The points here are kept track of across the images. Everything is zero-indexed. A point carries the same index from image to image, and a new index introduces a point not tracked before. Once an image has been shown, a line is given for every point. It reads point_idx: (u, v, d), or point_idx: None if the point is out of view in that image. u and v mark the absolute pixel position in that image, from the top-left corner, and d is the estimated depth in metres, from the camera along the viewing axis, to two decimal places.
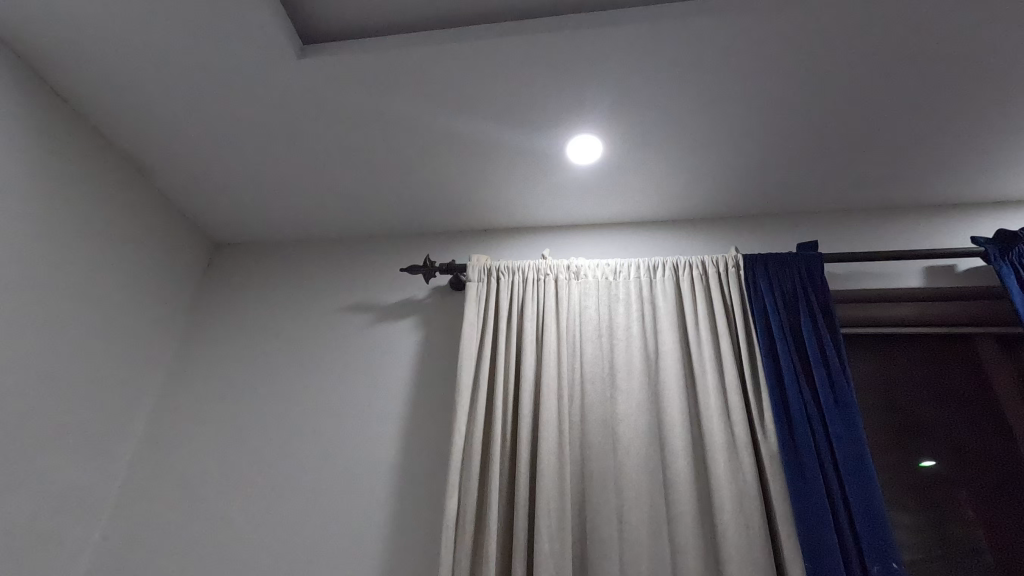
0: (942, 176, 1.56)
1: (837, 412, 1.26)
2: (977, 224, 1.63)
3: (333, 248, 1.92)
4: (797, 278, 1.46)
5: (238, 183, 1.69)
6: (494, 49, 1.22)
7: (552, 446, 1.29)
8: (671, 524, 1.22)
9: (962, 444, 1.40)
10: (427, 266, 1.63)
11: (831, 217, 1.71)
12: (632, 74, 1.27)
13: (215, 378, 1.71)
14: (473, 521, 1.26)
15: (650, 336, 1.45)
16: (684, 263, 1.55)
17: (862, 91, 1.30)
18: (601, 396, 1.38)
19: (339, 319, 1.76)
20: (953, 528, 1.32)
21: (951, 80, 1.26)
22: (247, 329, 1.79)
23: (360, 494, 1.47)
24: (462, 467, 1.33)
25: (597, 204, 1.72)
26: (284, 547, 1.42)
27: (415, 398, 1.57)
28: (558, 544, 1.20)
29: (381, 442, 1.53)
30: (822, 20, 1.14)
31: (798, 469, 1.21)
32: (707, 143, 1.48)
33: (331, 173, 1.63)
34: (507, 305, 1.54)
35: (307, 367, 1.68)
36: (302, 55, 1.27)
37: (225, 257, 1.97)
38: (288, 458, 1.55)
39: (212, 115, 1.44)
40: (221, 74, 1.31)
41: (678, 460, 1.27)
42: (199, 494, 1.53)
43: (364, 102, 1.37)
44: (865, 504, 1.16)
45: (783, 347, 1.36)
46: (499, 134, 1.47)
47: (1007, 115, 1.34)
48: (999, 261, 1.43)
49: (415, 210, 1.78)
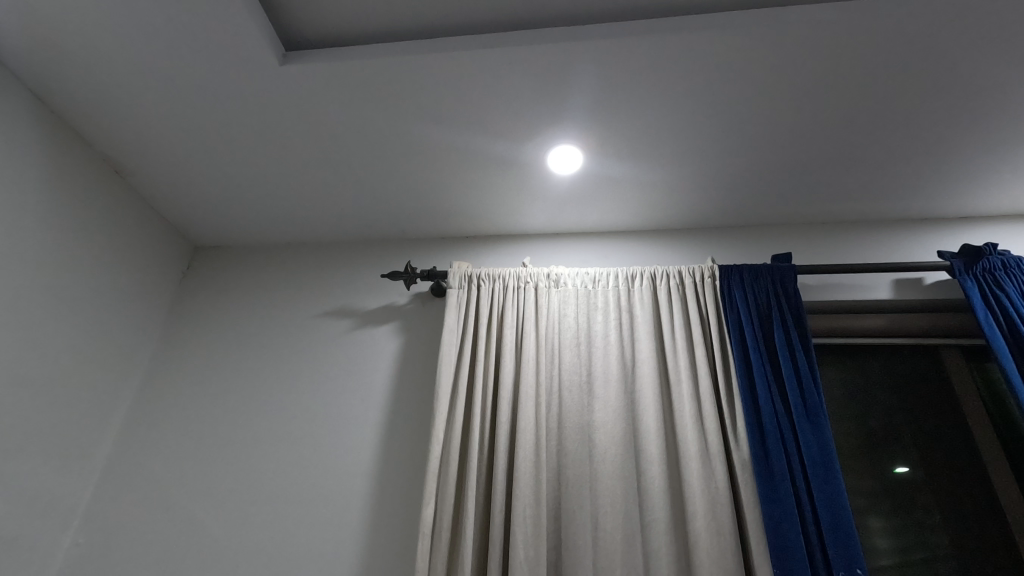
0: (910, 192, 1.61)
1: (807, 421, 1.29)
2: (945, 239, 1.68)
3: (315, 252, 1.91)
4: (771, 289, 1.49)
5: (219, 187, 1.68)
6: (476, 60, 1.24)
7: (529, 452, 1.31)
8: (644, 530, 1.24)
9: (930, 451, 1.44)
10: (408, 273, 1.64)
11: (805, 230, 1.75)
12: (612, 87, 1.30)
13: (194, 383, 1.70)
14: (450, 527, 1.27)
15: (627, 345, 1.48)
16: (662, 272, 1.58)
17: (834, 107, 1.34)
18: (578, 404, 1.40)
19: (319, 324, 1.75)
20: (923, 532, 1.36)
21: (919, 99, 1.30)
22: (227, 333, 1.78)
23: (338, 500, 1.46)
24: (439, 473, 1.33)
25: (578, 213, 1.75)
26: (260, 553, 1.41)
27: (394, 404, 1.57)
28: (533, 550, 1.21)
29: (360, 448, 1.53)
30: (796, 40, 1.17)
31: (768, 476, 1.24)
32: (685, 155, 1.51)
33: (314, 179, 1.63)
34: (487, 313, 1.55)
35: (286, 372, 1.68)
36: (285, 62, 1.27)
37: (206, 259, 1.95)
38: (265, 463, 1.54)
39: (193, 119, 1.43)
40: (202, 78, 1.31)
41: (652, 466, 1.29)
42: (174, 499, 1.52)
43: (346, 108, 1.38)
44: (833, 510, 1.18)
45: (756, 356, 1.38)
46: (482, 143, 1.48)
47: (971, 134, 1.39)
48: (964, 275, 1.47)
49: (398, 217, 1.79)
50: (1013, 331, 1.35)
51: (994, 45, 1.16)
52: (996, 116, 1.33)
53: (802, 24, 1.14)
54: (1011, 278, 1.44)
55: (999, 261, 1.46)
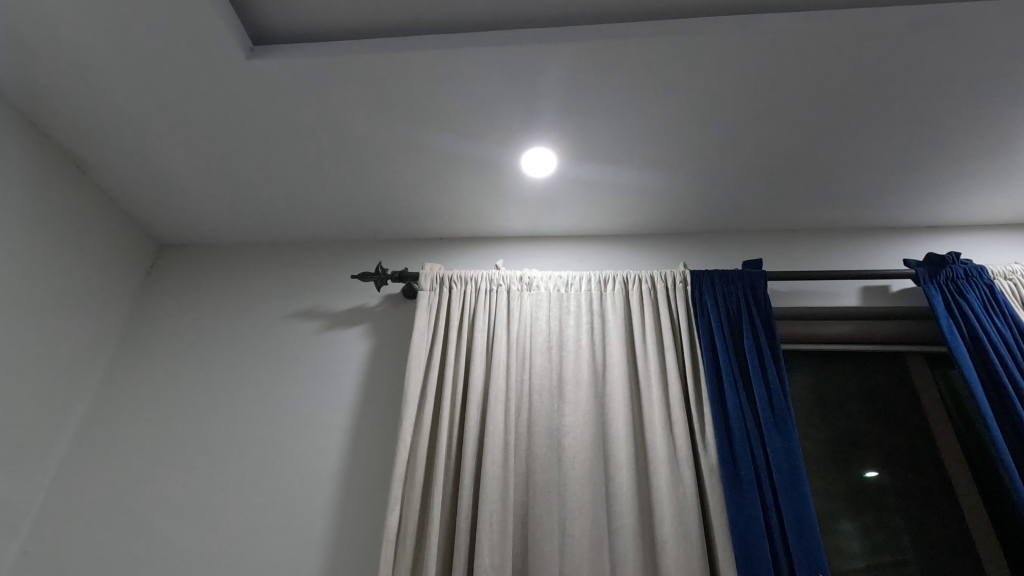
0: (876, 200, 1.64)
1: (774, 426, 1.29)
2: (909, 248, 1.71)
3: (284, 252, 1.87)
4: (741, 295, 1.50)
5: (184, 183, 1.64)
6: (447, 59, 1.22)
7: (497, 456, 1.29)
8: (612, 536, 1.22)
9: (894, 455, 1.46)
10: (379, 273, 1.62)
11: (775, 236, 1.77)
12: (584, 90, 1.29)
13: (153, 385, 1.65)
14: (415, 533, 1.25)
15: (599, 349, 1.47)
16: (634, 276, 1.58)
17: (803, 114, 1.35)
18: (549, 408, 1.39)
19: (287, 325, 1.71)
20: (888, 536, 1.37)
21: (885, 109, 1.32)
22: (191, 334, 1.73)
23: (302, 504, 1.43)
24: (405, 478, 1.31)
25: (551, 216, 1.74)
26: (218, 562, 1.37)
27: (362, 407, 1.55)
28: (499, 556, 1.19)
29: (325, 452, 1.49)
30: (766, 46, 1.17)
31: (735, 481, 1.24)
32: (657, 160, 1.51)
33: (284, 177, 1.60)
34: (458, 316, 1.53)
35: (251, 374, 1.64)
36: (252, 56, 1.24)
37: (171, 258, 1.90)
38: (227, 468, 1.50)
39: (156, 112, 1.38)
40: (165, 71, 1.27)
41: (621, 471, 1.28)
42: (129, 506, 1.46)
43: (316, 105, 1.35)
44: (797, 515, 1.19)
45: (725, 362, 1.39)
46: (455, 144, 1.47)
47: (935, 144, 1.42)
48: (928, 283, 1.49)
49: (369, 217, 1.76)
50: (975, 339, 1.38)
51: (955, 58, 1.18)
52: (959, 128, 1.37)
53: (771, 31, 1.14)
54: (973, 286, 1.47)
55: (961, 270, 1.49)
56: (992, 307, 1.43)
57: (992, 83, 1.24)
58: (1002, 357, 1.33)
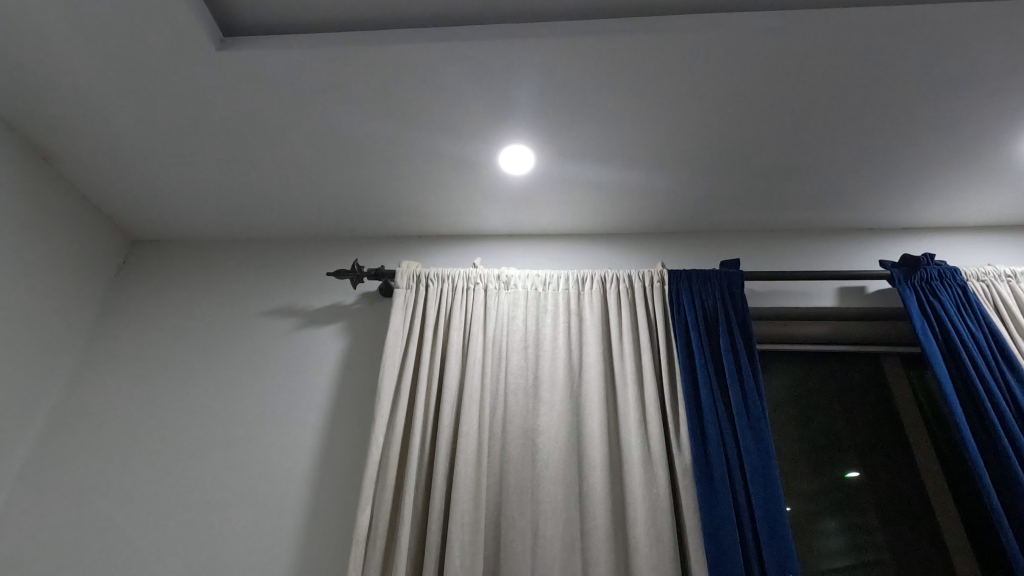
0: (853, 201, 1.64)
1: (748, 426, 1.29)
2: (886, 249, 1.72)
3: (261, 248, 1.85)
4: (717, 294, 1.50)
5: (156, 177, 1.61)
6: (422, 54, 1.20)
7: (470, 456, 1.28)
8: (584, 537, 1.21)
9: (869, 455, 1.46)
10: (355, 271, 1.59)
11: (754, 237, 1.77)
12: (561, 87, 1.28)
13: (123, 384, 1.61)
14: (386, 534, 1.23)
15: (576, 348, 1.46)
16: (612, 276, 1.57)
17: (779, 115, 1.35)
18: (523, 407, 1.38)
19: (261, 323, 1.69)
20: (862, 535, 1.37)
21: (861, 110, 1.32)
22: (163, 331, 1.70)
23: (273, 504, 1.40)
24: (377, 478, 1.29)
25: (531, 215, 1.73)
26: (185, 564, 1.34)
27: (336, 406, 1.52)
28: (470, 558, 1.18)
29: (298, 451, 1.47)
30: (742, 45, 1.17)
31: (709, 482, 1.23)
32: (635, 159, 1.50)
33: (259, 172, 1.57)
34: (434, 315, 1.52)
35: (224, 372, 1.61)
36: (222, 48, 1.21)
37: (144, 254, 1.87)
38: (197, 467, 1.47)
39: (124, 104, 1.35)
40: (132, 62, 1.24)
41: (595, 471, 1.27)
42: (95, 506, 1.43)
43: (289, 99, 1.33)
44: (769, 515, 1.18)
45: (701, 362, 1.38)
46: (432, 141, 1.45)
47: (911, 145, 1.42)
48: (903, 284, 1.50)
49: (347, 214, 1.74)
50: (947, 340, 1.38)
51: (929, 60, 1.18)
52: (933, 130, 1.37)
53: (746, 30, 1.14)
54: (946, 287, 1.47)
55: (935, 271, 1.50)
56: (965, 308, 1.44)
57: (965, 85, 1.24)
58: (974, 358, 1.34)
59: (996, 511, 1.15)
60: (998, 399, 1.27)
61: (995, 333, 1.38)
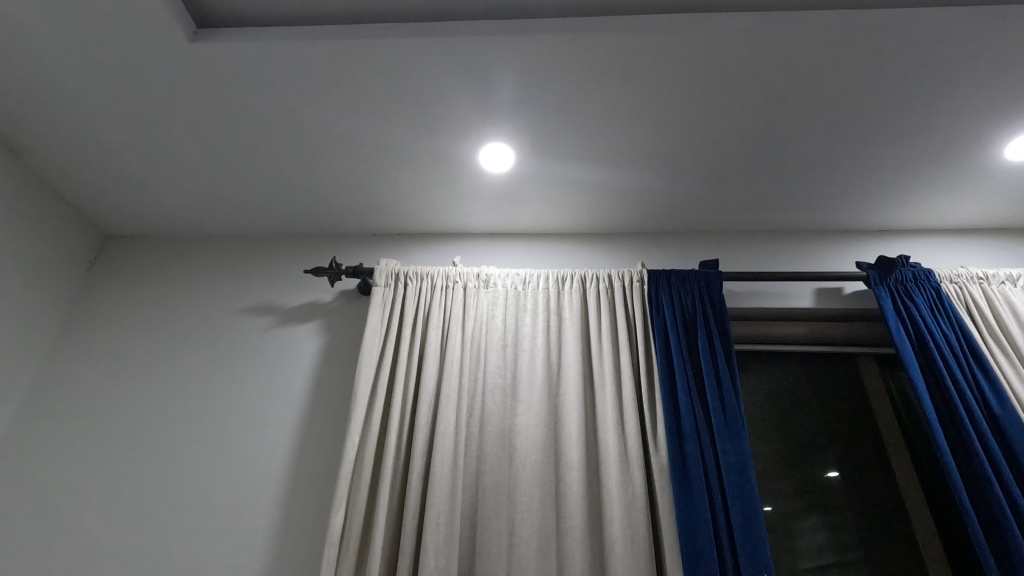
0: (831, 203, 1.66)
1: (725, 426, 1.29)
2: (862, 250, 1.74)
3: (237, 244, 1.82)
4: (696, 294, 1.51)
5: (129, 171, 1.57)
6: (400, 49, 1.19)
7: (446, 456, 1.26)
8: (560, 537, 1.21)
9: (846, 455, 1.47)
10: (332, 269, 1.57)
11: (733, 238, 1.78)
12: (541, 84, 1.27)
13: (92, 382, 1.58)
14: (360, 536, 1.21)
15: (554, 347, 1.45)
16: (592, 275, 1.57)
17: (758, 116, 1.35)
18: (501, 407, 1.37)
19: (237, 320, 1.66)
20: (839, 534, 1.38)
21: (838, 112, 1.33)
22: (136, 328, 1.66)
23: (245, 505, 1.38)
24: (352, 478, 1.27)
25: (511, 214, 1.72)
26: (154, 565, 1.32)
27: (312, 406, 1.50)
28: (444, 558, 1.16)
29: (272, 451, 1.45)
30: (720, 45, 1.17)
31: (685, 482, 1.23)
32: (615, 158, 1.50)
33: (235, 167, 1.55)
34: (413, 314, 1.50)
35: (198, 371, 1.58)
36: (195, 39, 1.19)
37: (116, 249, 1.83)
38: (169, 468, 1.44)
39: (94, 96, 1.32)
40: (102, 53, 1.21)
41: (572, 472, 1.27)
42: (61, 507, 1.40)
43: (264, 93, 1.31)
44: (744, 516, 1.19)
45: (679, 362, 1.38)
46: (411, 138, 1.44)
47: (887, 148, 1.44)
48: (878, 285, 1.51)
49: (325, 210, 1.72)
50: (921, 341, 1.40)
51: (905, 62, 1.20)
52: (909, 133, 1.39)
53: (725, 30, 1.14)
54: (920, 289, 1.49)
55: (910, 273, 1.52)
56: (938, 310, 1.45)
57: (939, 89, 1.26)
58: (947, 359, 1.35)
59: (966, 510, 1.16)
60: (968, 398, 1.29)
61: (966, 334, 1.40)
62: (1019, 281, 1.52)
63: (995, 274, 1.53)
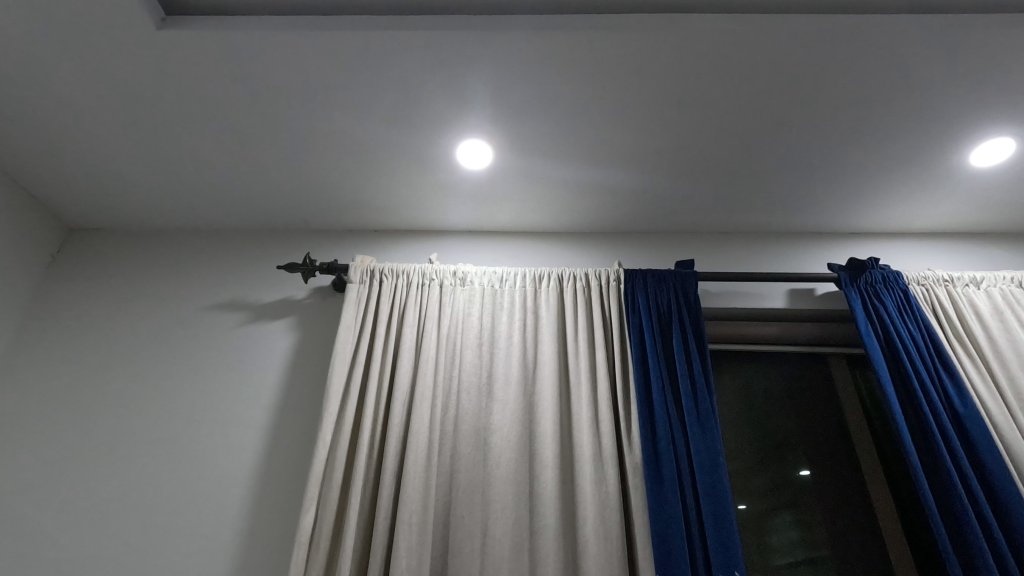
0: (803, 205, 1.68)
1: (698, 425, 1.30)
2: (834, 252, 1.77)
3: (209, 239, 1.78)
4: (672, 294, 1.52)
5: (94, 162, 1.53)
6: (374, 42, 1.17)
7: (419, 455, 1.25)
8: (533, 536, 1.20)
9: (817, 454, 1.50)
10: (305, 265, 1.55)
11: (709, 238, 1.80)
12: (518, 82, 1.27)
13: (53, 378, 1.53)
14: (330, 536, 1.19)
15: (530, 345, 1.45)
16: (569, 274, 1.57)
17: (733, 118, 1.37)
18: (476, 406, 1.36)
19: (207, 317, 1.62)
20: (808, 532, 1.40)
21: (811, 116, 1.35)
22: (100, 323, 1.62)
23: (213, 506, 1.35)
24: (323, 478, 1.25)
25: (489, 211, 1.71)
26: (115, 567, 1.28)
27: (283, 404, 1.47)
28: (416, 558, 1.15)
29: (241, 450, 1.42)
30: (696, 47, 1.18)
31: (658, 481, 1.24)
32: (593, 157, 1.50)
33: (205, 159, 1.51)
34: (388, 311, 1.48)
35: (164, 368, 1.54)
36: (163, 27, 1.16)
37: (81, 243, 1.77)
38: (134, 468, 1.40)
39: (57, 84, 1.28)
40: (64, 39, 1.17)
41: (546, 470, 1.26)
42: (18, 507, 1.35)
43: (236, 84, 1.28)
44: (715, 514, 1.19)
45: (654, 361, 1.39)
46: (387, 133, 1.42)
47: (857, 152, 1.46)
48: (849, 286, 1.54)
49: (299, 205, 1.69)
50: (889, 342, 1.42)
51: (874, 68, 1.22)
52: (878, 137, 1.41)
53: (700, 31, 1.15)
54: (889, 291, 1.52)
55: (879, 275, 1.54)
56: (906, 311, 1.49)
57: (907, 95, 1.28)
58: (914, 360, 1.38)
59: (930, 507, 1.18)
60: (933, 398, 1.32)
61: (932, 335, 1.44)
62: (981, 284, 1.57)
63: (960, 276, 1.57)
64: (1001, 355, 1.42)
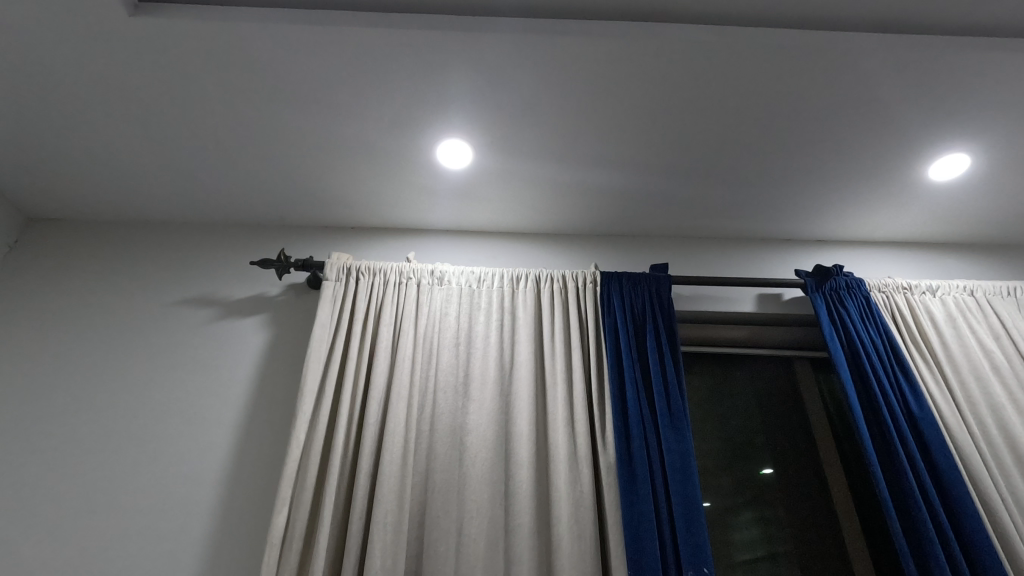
0: (773, 213, 1.73)
1: (670, 425, 1.33)
2: (800, 258, 1.83)
3: (178, 232, 1.73)
4: (647, 296, 1.55)
5: (57, 151, 1.47)
6: (357, 38, 1.16)
7: (395, 454, 1.25)
8: (508, 535, 1.21)
9: (781, 453, 1.55)
10: (280, 262, 1.52)
11: (682, 242, 1.84)
12: (500, 83, 1.27)
13: (8, 374, 1.46)
14: (303, 536, 1.18)
15: (507, 346, 1.46)
16: (546, 275, 1.58)
17: (708, 126, 1.40)
18: (452, 406, 1.36)
19: (175, 313, 1.58)
20: (771, 528, 1.45)
21: (782, 126, 1.40)
22: (61, 318, 1.56)
23: (180, 506, 1.32)
24: (296, 477, 1.23)
25: (468, 211, 1.71)
26: (75, 569, 1.24)
27: (255, 402, 1.45)
28: (391, 558, 1.15)
29: (210, 449, 1.39)
30: (674, 56, 1.21)
31: (630, 479, 1.26)
32: (572, 160, 1.52)
33: (177, 150, 1.47)
34: (365, 309, 1.47)
35: (129, 364, 1.49)
36: (136, 14, 1.12)
37: (40, 233, 1.70)
38: (96, 467, 1.36)
39: (19, 68, 1.22)
40: (30, 22, 1.12)
41: (521, 470, 1.27)
42: None
43: (212, 75, 1.25)
44: (685, 512, 1.23)
45: (628, 362, 1.42)
46: (367, 130, 1.41)
47: (825, 162, 1.52)
48: (815, 292, 1.60)
49: (273, 200, 1.66)
50: (851, 346, 1.48)
51: (842, 82, 1.27)
52: (845, 149, 1.47)
53: (679, 41, 1.18)
54: (852, 297, 1.59)
55: (843, 281, 1.61)
56: (867, 317, 1.55)
57: (871, 109, 1.34)
58: (873, 363, 1.44)
59: (886, 504, 1.24)
60: (891, 400, 1.38)
61: (891, 340, 1.50)
62: (937, 292, 1.65)
63: (917, 284, 1.65)
64: (953, 361, 1.50)
